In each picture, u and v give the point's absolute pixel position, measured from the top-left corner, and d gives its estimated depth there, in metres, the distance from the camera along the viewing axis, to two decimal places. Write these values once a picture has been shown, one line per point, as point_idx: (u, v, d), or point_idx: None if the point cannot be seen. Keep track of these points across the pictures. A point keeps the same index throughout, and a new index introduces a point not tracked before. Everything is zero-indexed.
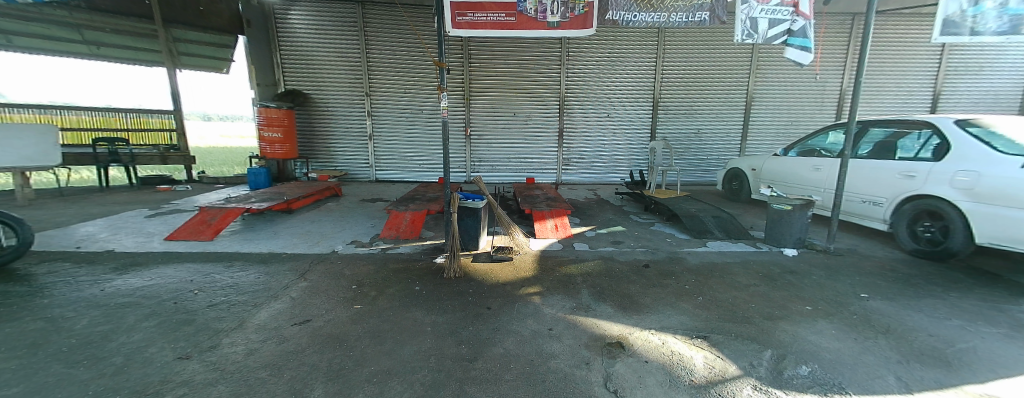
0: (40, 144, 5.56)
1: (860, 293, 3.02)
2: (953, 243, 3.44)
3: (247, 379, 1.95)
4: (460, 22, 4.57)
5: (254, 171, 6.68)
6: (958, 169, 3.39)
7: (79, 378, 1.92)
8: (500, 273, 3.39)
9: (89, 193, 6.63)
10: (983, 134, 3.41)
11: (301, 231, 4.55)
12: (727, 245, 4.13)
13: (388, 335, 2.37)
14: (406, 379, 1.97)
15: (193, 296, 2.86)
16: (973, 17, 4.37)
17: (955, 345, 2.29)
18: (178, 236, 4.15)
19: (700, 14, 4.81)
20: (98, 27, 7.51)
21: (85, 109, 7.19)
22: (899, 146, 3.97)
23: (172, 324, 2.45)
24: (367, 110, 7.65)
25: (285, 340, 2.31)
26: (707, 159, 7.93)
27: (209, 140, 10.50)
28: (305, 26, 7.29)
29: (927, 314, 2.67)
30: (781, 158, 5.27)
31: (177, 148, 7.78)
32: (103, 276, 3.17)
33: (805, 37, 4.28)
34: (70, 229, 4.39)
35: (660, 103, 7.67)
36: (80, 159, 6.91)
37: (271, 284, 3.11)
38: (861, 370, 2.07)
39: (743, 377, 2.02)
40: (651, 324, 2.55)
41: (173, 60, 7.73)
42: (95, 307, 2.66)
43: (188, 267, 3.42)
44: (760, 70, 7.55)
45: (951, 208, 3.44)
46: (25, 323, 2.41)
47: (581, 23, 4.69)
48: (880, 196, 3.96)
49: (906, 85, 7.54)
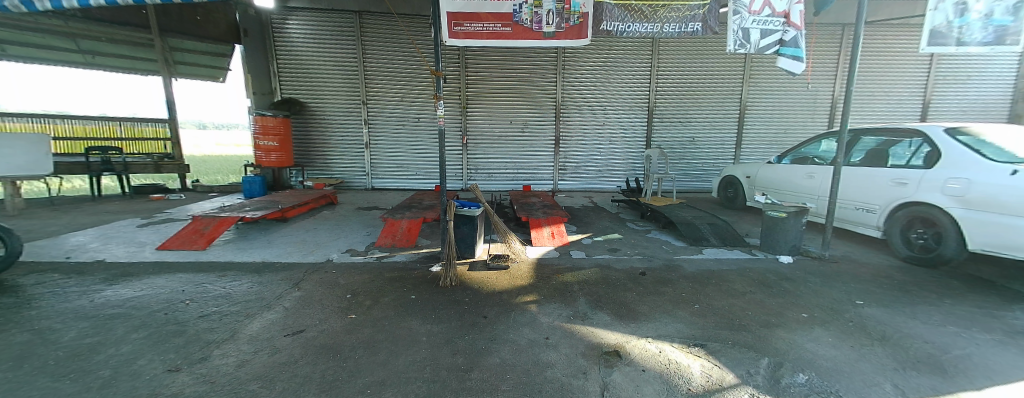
0: (32, 153, 5.52)
1: (856, 300, 3.02)
2: (946, 249, 3.46)
3: (239, 391, 1.91)
4: (457, 32, 4.65)
5: (249, 179, 6.64)
6: (950, 176, 3.43)
7: (65, 392, 1.88)
8: (496, 281, 3.37)
9: (81, 203, 6.56)
10: (972, 142, 3.47)
11: (296, 240, 4.52)
12: (723, 253, 4.14)
13: (383, 345, 2.35)
14: (401, 390, 1.94)
15: (184, 306, 2.82)
16: (959, 28, 4.45)
17: (950, 352, 2.30)
18: (171, 245, 4.11)
19: (693, 24, 4.87)
20: (95, 37, 7.58)
21: (79, 118, 7.16)
22: (890, 154, 4.03)
23: (162, 336, 2.42)
24: (364, 119, 7.65)
25: (278, 351, 2.28)
26: (702, 167, 7.97)
27: (205, 149, 10.48)
28: (301, 35, 7.32)
29: (922, 321, 2.67)
30: (775, 165, 5.31)
31: (172, 156, 7.83)
32: (93, 286, 3.13)
33: (796, 46, 4.33)
34: (60, 239, 4.33)
35: (655, 111, 7.74)
36: (73, 167, 6.85)
37: (264, 294, 3.07)
38: (858, 378, 2.06)
39: (741, 385, 2.01)
40: (648, 332, 2.53)
41: (170, 69, 7.78)
42: (83, 318, 2.61)
43: (181, 277, 3.38)
44: (753, 79, 7.65)
45: (943, 215, 3.47)
46: (11, 335, 2.36)
47: (577, 33, 4.75)
48: (874, 204, 4.00)
49: (896, 93, 7.65)
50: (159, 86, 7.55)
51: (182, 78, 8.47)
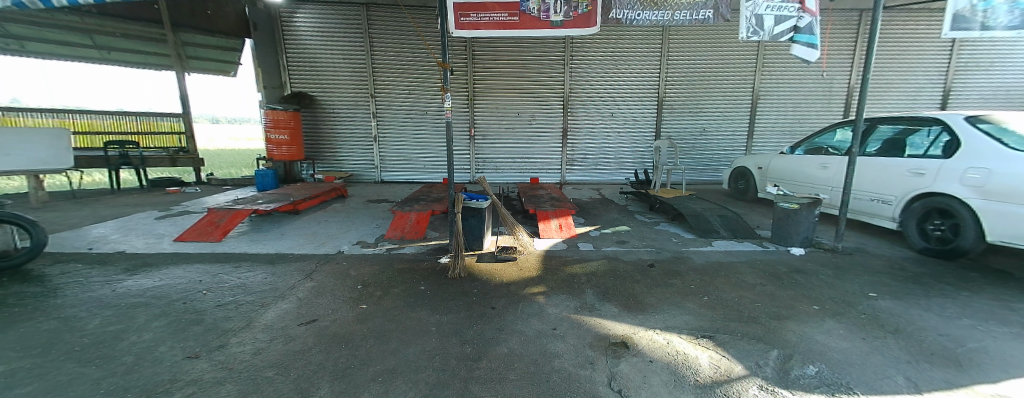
0: (53, 148, 5.67)
1: (869, 292, 2.98)
2: (964, 241, 3.39)
3: (255, 378, 1.98)
4: (463, 23, 4.55)
5: (262, 172, 6.75)
6: (969, 165, 3.33)
7: (92, 377, 1.96)
8: (504, 272, 3.40)
9: (101, 196, 6.74)
10: (994, 131, 3.35)
11: (308, 232, 4.60)
12: (733, 245, 4.10)
13: (394, 334, 2.39)
14: (411, 378, 1.98)
15: (202, 296, 2.90)
16: (983, 12, 4.26)
17: (965, 345, 2.26)
18: (188, 237, 4.21)
19: (704, 11, 4.77)
20: (109, 31, 7.70)
21: (97, 113, 7.30)
22: (908, 143, 3.92)
23: (181, 324, 2.50)
24: (373, 112, 7.69)
25: (292, 340, 2.34)
26: (712, 158, 7.88)
27: (218, 142, 10.65)
28: (309, 28, 7.35)
29: (937, 313, 2.63)
30: (788, 156, 5.22)
31: (187, 150, 7.98)
32: (115, 276, 3.23)
33: (811, 33, 4.20)
34: (82, 231, 4.47)
35: (664, 102, 7.64)
36: (93, 161, 7.05)
37: (278, 284, 3.14)
38: (869, 370, 2.04)
39: (749, 377, 2.01)
40: (656, 323, 2.54)
41: (183, 64, 7.89)
42: (107, 307, 2.70)
43: (198, 268, 3.47)
44: (766, 68, 7.49)
45: (961, 206, 3.39)
46: (39, 323, 2.46)
47: (585, 21, 4.68)
48: (889, 194, 3.91)
49: (915, 81, 7.44)
50: (172, 81, 7.66)
51: (194, 72, 8.59)
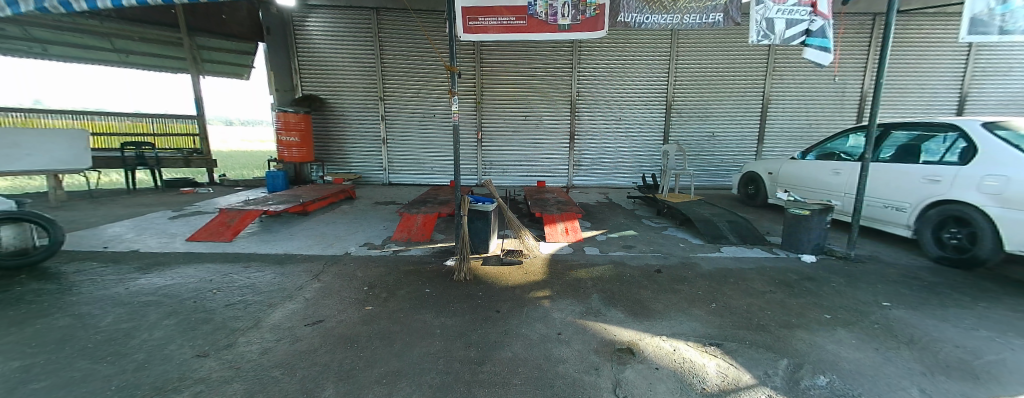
0: (73, 149, 5.83)
1: (882, 301, 2.91)
2: (981, 251, 3.30)
3: (262, 377, 2.00)
4: (472, 26, 4.65)
5: (272, 174, 6.84)
6: (987, 173, 3.26)
7: (103, 373, 2.00)
8: (510, 275, 3.40)
9: (117, 195, 6.90)
10: (1013, 137, 3.27)
11: (316, 233, 4.65)
12: (742, 251, 4.05)
13: (398, 336, 2.40)
14: (416, 381, 1.99)
15: (211, 296, 2.94)
16: (1002, 16, 4.17)
17: (983, 357, 2.20)
18: (199, 237, 4.28)
19: (714, 15, 4.74)
20: (128, 36, 7.90)
21: (114, 115, 7.49)
22: (923, 149, 3.84)
23: (191, 323, 2.54)
24: (382, 115, 7.77)
25: (298, 340, 2.35)
26: (721, 162, 7.80)
27: (231, 144, 10.82)
28: (321, 33, 7.47)
29: (954, 324, 2.56)
30: (799, 162, 5.15)
31: (200, 151, 8.14)
32: (128, 275, 3.30)
33: (824, 37, 4.15)
34: (98, 230, 4.58)
35: (673, 106, 7.59)
36: (110, 162, 7.22)
37: (286, 284, 3.18)
38: (882, 382, 1.99)
39: (757, 386, 1.97)
40: (662, 330, 2.52)
41: (198, 68, 8.06)
42: (120, 305, 2.76)
43: (209, 267, 3.53)
44: (777, 72, 7.41)
45: (978, 214, 3.31)
46: (54, 320, 2.52)
47: (593, 25, 4.65)
48: (904, 202, 3.84)
49: (931, 86, 7.29)
50: (187, 84, 7.82)
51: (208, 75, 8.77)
